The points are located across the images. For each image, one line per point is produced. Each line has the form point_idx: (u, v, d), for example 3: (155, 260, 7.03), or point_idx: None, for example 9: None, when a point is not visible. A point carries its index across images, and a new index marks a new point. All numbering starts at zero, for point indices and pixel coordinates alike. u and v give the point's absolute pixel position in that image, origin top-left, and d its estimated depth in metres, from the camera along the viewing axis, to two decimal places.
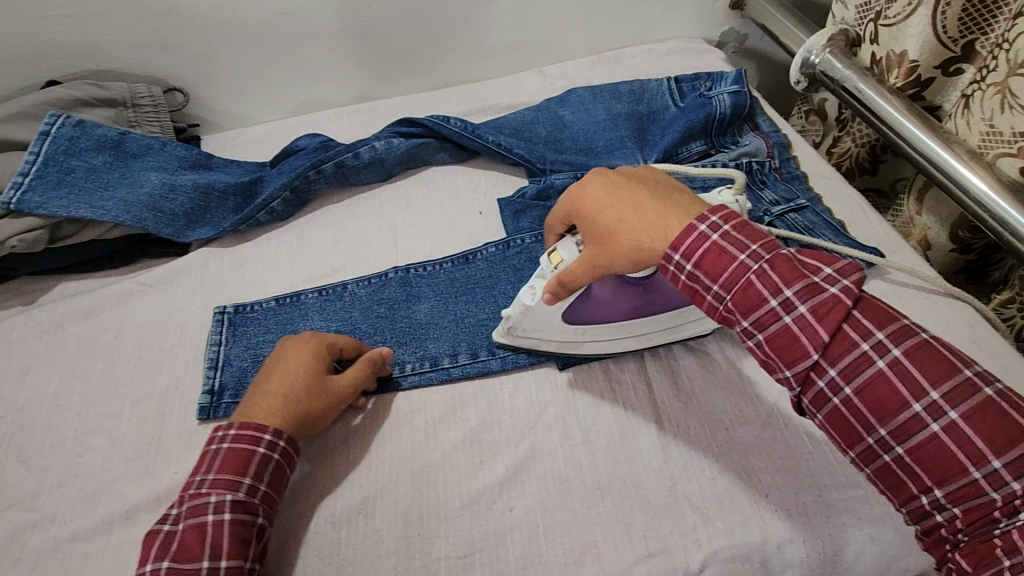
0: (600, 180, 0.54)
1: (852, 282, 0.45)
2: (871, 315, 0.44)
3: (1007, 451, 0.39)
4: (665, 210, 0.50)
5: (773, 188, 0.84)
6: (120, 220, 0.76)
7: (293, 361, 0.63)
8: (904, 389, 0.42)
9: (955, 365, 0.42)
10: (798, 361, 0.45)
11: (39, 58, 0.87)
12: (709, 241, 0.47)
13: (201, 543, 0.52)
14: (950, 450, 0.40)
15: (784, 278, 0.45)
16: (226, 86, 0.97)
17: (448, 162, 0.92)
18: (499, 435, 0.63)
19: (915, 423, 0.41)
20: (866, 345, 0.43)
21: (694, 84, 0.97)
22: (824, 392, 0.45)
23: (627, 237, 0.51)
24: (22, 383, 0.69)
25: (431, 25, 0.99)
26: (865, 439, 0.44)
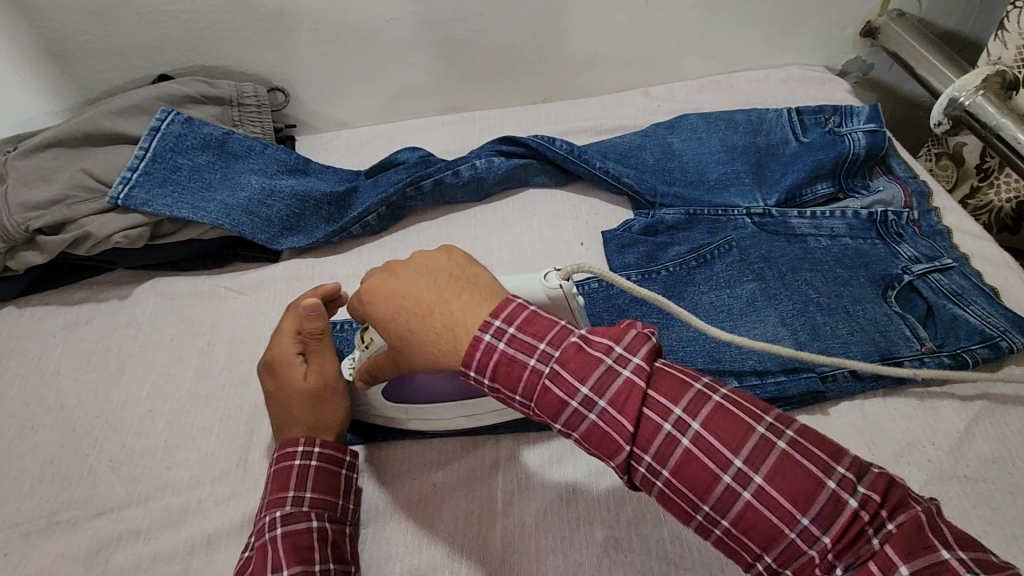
0: (392, 279, 0.49)
1: (640, 359, 0.42)
2: (666, 391, 0.42)
3: (810, 506, 0.37)
4: (453, 319, 0.46)
5: (912, 242, 0.75)
6: (218, 223, 0.75)
7: (280, 385, 0.60)
8: (710, 463, 0.40)
9: (748, 427, 0.40)
10: (615, 454, 0.42)
11: (154, 52, 0.88)
12: (496, 351, 0.43)
13: (265, 560, 0.51)
14: (764, 517, 0.38)
15: (577, 375, 0.42)
16: (326, 88, 0.96)
17: (548, 185, 0.87)
18: (597, 498, 0.58)
19: (730, 496, 0.39)
20: (667, 425, 0.41)
21: (818, 117, 0.88)
22: (646, 478, 0.41)
23: (424, 348, 0.47)
24: (116, 384, 0.68)
25: (540, 37, 0.94)
26: (694, 518, 0.41)
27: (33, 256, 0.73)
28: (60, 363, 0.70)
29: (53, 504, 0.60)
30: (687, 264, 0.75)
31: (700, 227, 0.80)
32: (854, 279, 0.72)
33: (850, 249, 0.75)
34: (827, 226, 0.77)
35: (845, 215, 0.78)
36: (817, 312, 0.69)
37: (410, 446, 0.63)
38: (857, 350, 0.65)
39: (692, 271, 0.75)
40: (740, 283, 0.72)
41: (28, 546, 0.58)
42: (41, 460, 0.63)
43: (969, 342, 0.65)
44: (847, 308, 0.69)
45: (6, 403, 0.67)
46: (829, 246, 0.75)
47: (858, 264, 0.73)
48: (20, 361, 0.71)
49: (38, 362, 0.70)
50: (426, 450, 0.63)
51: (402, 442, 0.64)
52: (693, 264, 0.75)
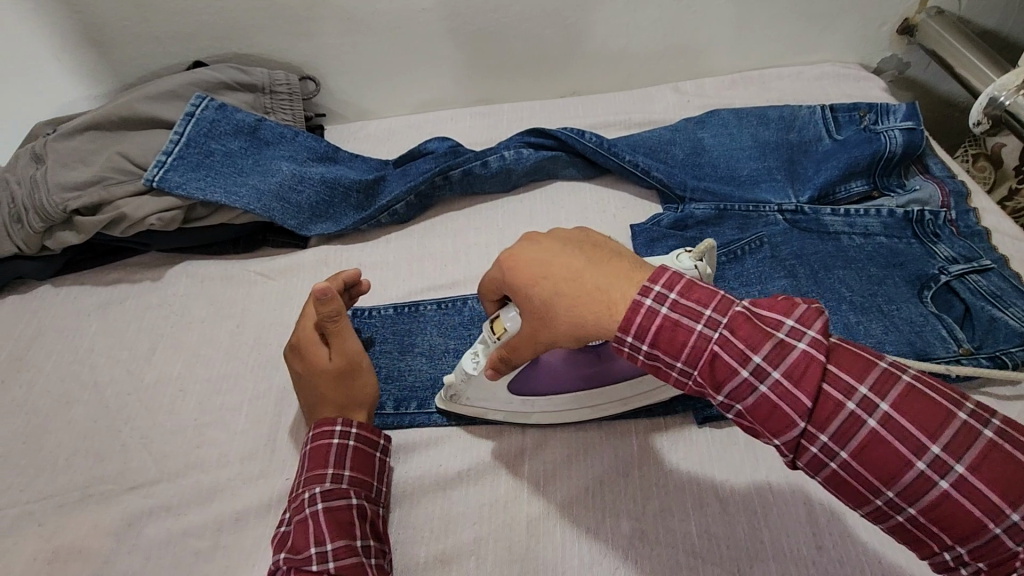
0: (533, 246, 0.49)
1: (818, 332, 0.40)
2: (849, 367, 0.40)
3: (1023, 502, 0.35)
4: (605, 280, 0.45)
5: (949, 243, 0.73)
6: (250, 208, 0.76)
7: (306, 368, 0.60)
8: (902, 446, 0.37)
9: (946, 412, 0.37)
10: (787, 430, 0.40)
11: (189, 38, 0.89)
12: (659, 316, 0.43)
13: (305, 534, 0.52)
14: (964, 507, 0.36)
15: (749, 345, 0.41)
16: (357, 78, 0.96)
17: (576, 178, 0.87)
18: (624, 490, 0.58)
19: (922, 483, 0.37)
20: (851, 403, 0.39)
21: (852, 114, 0.86)
22: (819, 458, 0.40)
23: (570, 313, 0.46)
24: (148, 362, 0.69)
25: (571, 30, 0.94)
26: (873, 502, 0.39)
27: (70, 235, 0.74)
28: (94, 341, 0.71)
29: (87, 478, 0.61)
30: (717, 259, 0.75)
31: (731, 222, 0.79)
32: (888, 278, 0.70)
33: (885, 248, 0.73)
34: (861, 224, 0.76)
35: (880, 213, 0.77)
36: (849, 311, 0.68)
37: (436, 433, 0.63)
38: (891, 350, 0.64)
39: (721, 267, 0.74)
40: (771, 280, 0.71)
41: (63, 516, 0.59)
42: (75, 434, 0.64)
43: (1006, 345, 0.64)
44: (881, 307, 0.67)
45: (41, 378, 0.68)
46: (863, 245, 0.74)
47: (892, 263, 0.72)
48: (55, 338, 0.72)
49: (73, 339, 0.72)
50: (451, 438, 0.63)
51: (426, 430, 0.64)
52: (722, 259, 0.75)
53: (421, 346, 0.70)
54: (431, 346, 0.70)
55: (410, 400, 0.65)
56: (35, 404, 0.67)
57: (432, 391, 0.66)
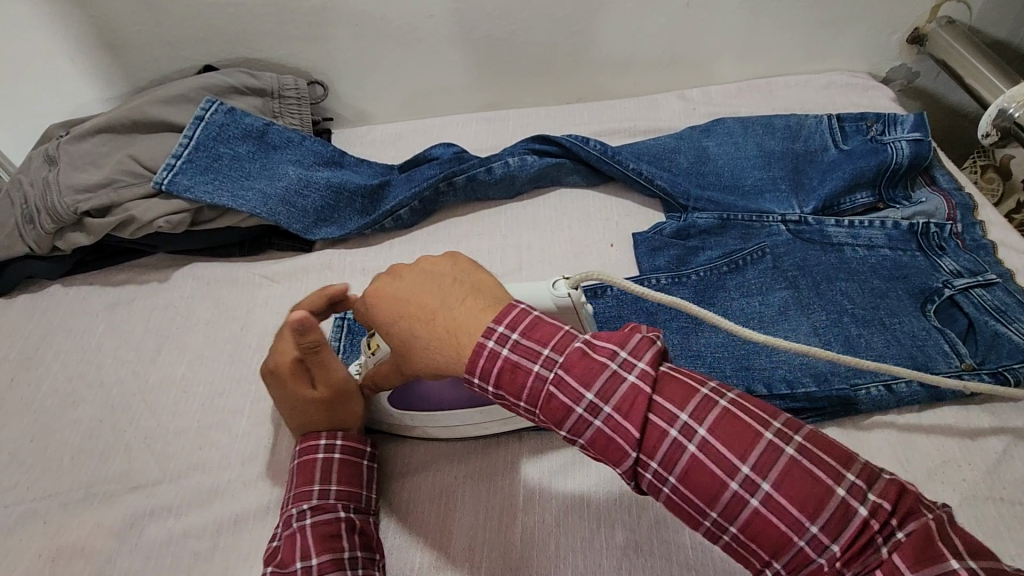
0: (396, 282, 0.50)
1: (645, 364, 0.42)
2: (671, 396, 0.42)
3: (819, 514, 0.37)
4: (458, 323, 0.46)
5: (954, 256, 0.73)
6: (256, 211, 0.77)
7: (291, 394, 0.59)
8: (717, 469, 0.39)
9: (755, 433, 0.39)
10: (621, 460, 0.42)
11: (201, 43, 0.90)
12: (500, 358, 0.44)
13: (293, 548, 0.52)
14: (772, 524, 0.38)
15: (581, 381, 0.42)
16: (364, 83, 0.97)
17: (579, 186, 0.87)
18: (619, 499, 0.58)
19: (736, 503, 0.38)
20: (673, 431, 0.41)
21: (859, 125, 0.86)
22: (653, 484, 0.41)
23: (424, 353, 0.47)
24: (153, 364, 0.70)
25: (577, 37, 0.94)
26: (702, 524, 0.40)
27: (80, 237, 0.76)
28: (101, 341, 0.73)
29: (91, 477, 0.62)
30: (718, 269, 0.75)
31: (733, 232, 0.79)
32: (891, 290, 0.70)
33: (888, 260, 0.73)
34: (865, 236, 0.76)
35: (884, 225, 0.76)
36: (850, 323, 0.67)
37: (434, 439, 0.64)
38: (892, 364, 0.64)
39: (722, 277, 0.74)
40: (772, 291, 0.71)
41: (68, 515, 0.60)
42: (81, 434, 0.65)
43: (1011, 361, 0.63)
44: (883, 320, 0.67)
45: (50, 377, 0.70)
46: (866, 257, 0.74)
47: (895, 276, 0.71)
48: (63, 339, 0.73)
49: (80, 340, 0.73)
50: (449, 445, 0.63)
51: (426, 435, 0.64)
52: (724, 269, 0.74)
53: None
54: None
55: None
56: (43, 403, 0.68)
57: None
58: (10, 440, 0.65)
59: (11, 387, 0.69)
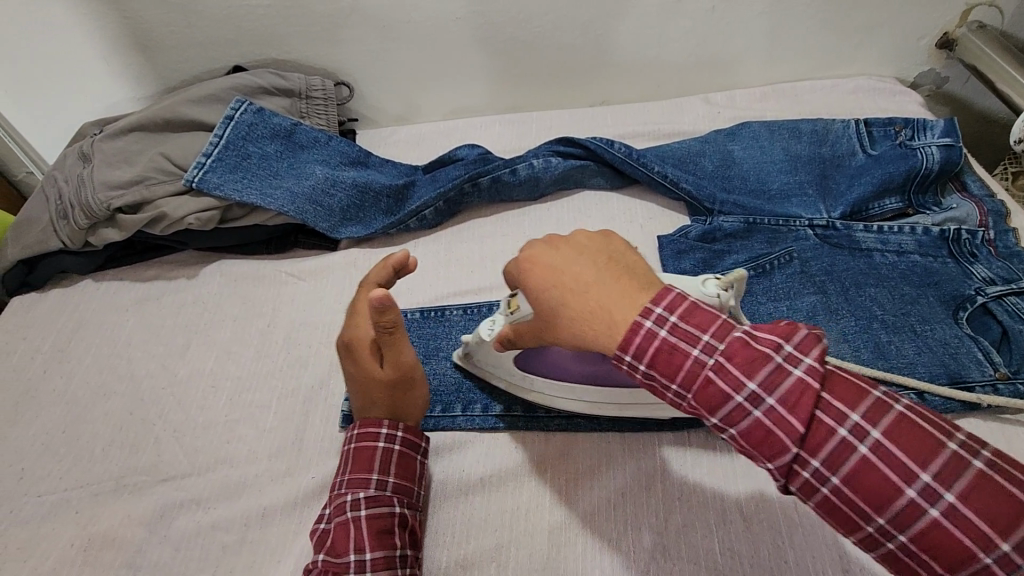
0: (552, 253, 0.49)
1: (815, 358, 0.39)
2: (842, 395, 0.39)
3: (1017, 533, 0.33)
4: (611, 298, 0.44)
5: (986, 263, 0.72)
6: (284, 210, 0.78)
7: (361, 374, 0.59)
8: (893, 474, 0.36)
9: (938, 442, 0.36)
10: (779, 455, 0.39)
11: (231, 44, 0.92)
12: (656, 338, 0.41)
13: (346, 538, 0.53)
14: (956, 540, 0.34)
15: (744, 370, 0.39)
16: (389, 84, 0.98)
17: (604, 188, 0.87)
18: (646, 500, 0.58)
19: (912, 511, 0.35)
20: (843, 430, 0.38)
21: (887, 129, 0.85)
22: (809, 484, 0.39)
23: (572, 326, 0.46)
24: (182, 358, 0.71)
25: (603, 40, 0.94)
26: (863, 530, 0.37)
27: (112, 232, 0.77)
28: (131, 335, 0.74)
29: (121, 468, 0.63)
30: (744, 273, 0.74)
31: (760, 236, 0.78)
32: (922, 297, 0.69)
33: (919, 266, 0.72)
34: (894, 241, 0.75)
35: (914, 231, 0.75)
36: (880, 329, 0.67)
37: (460, 437, 0.64)
38: (923, 371, 0.63)
39: (749, 281, 0.74)
40: (800, 296, 0.71)
41: (99, 505, 0.61)
42: (111, 425, 0.66)
43: None
44: (913, 327, 0.66)
45: (81, 369, 0.71)
46: (896, 263, 0.73)
47: (926, 282, 0.70)
48: (95, 332, 0.75)
49: (111, 334, 0.74)
50: (475, 445, 0.63)
51: (450, 432, 0.65)
52: (750, 274, 0.74)
53: (446, 350, 0.71)
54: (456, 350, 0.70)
55: (434, 404, 0.66)
56: (75, 395, 0.69)
57: (456, 394, 0.67)
58: (43, 430, 0.67)
59: (44, 378, 0.71)
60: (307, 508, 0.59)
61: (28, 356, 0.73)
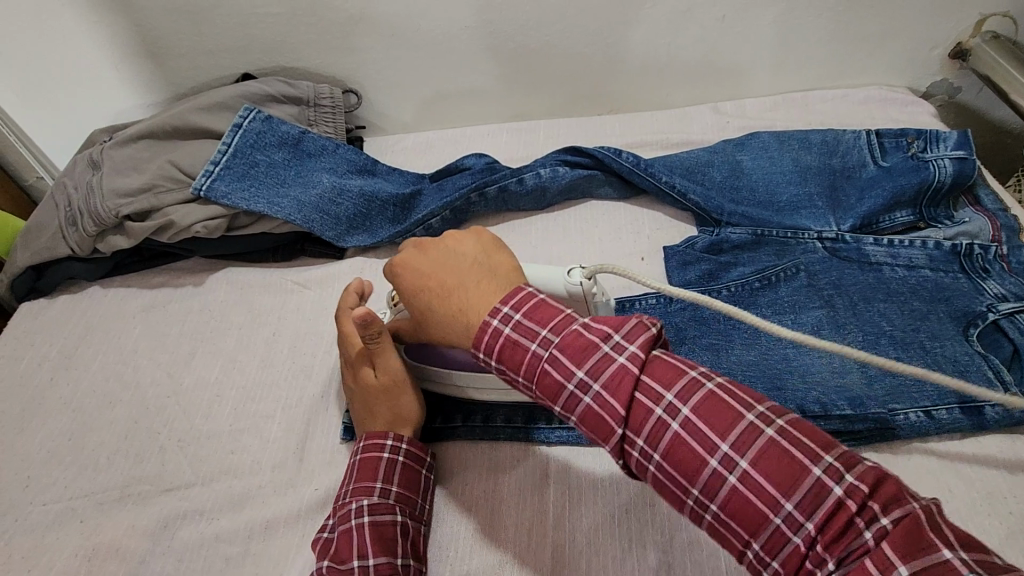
0: (420, 256, 0.56)
1: (636, 347, 0.44)
2: (660, 378, 0.44)
3: (795, 491, 0.38)
4: (472, 300, 0.51)
5: (999, 279, 0.71)
6: (290, 218, 0.78)
7: (357, 384, 0.62)
8: (698, 447, 0.41)
9: (735, 414, 0.41)
10: (610, 436, 0.44)
11: (241, 52, 0.92)
12: (503, 335, 0.47)
13: (350, 545, 0.53)
14: (749, 501, 0.39)
15: (574, 360, 0.45)
16: (397, 92, 0.98)
17: (610, 198, 0.87)
18: (651, 517, 0.57)
19: (716, 479, 0.40)
20: (658, 410, 0.42)
21: (899, 141, 0.84)
22: (640, 461, 0.43)
23: (438, 324, 0.53)
24: (188, 367, 0.71)
25: (611, 49, 0.93)
26: (685, 503, 0.41)
27: (120, 239, 0.77)
28: (138, 343, 0.74)
29: (126, 478, 0.63)
30: (751, 286, 0.74)
31: (768, 249, 0.78)
32: (932, 312, 0.68)
33: (930, 281, 0.71)
34: (905, 255, 0.74)
35: (925, 245, 0.74)
36: (890, 346, 0.66)
37: (462, 449, 0.64)
38: (933, 389, 0.62)
39: (755, 294, 0.73)
40: (807, 310, 0.70)
41: (102, 514, 0.61)
42: (116, 434, 0.66)
43: None
44: (924, 344, 0.65)
45: (88, 377, 0.71)
46: (906, 277, 0.72)
47: (938, 298, 0.69)
48: (102, 339, 0.75)
49: (118, 341, 0.75)
50: (478, 458, 0.63)
51: (452, 445, 0.65)
52: (757, 286, 0.74)
53: None
54: None
55: (437, 415, 0.66)
56: (81, 403, 0.69)
57: (458, 406, 0.67)
58: (49, 438, 0.67)
59: (51, 385, 0.71)
60: (310, 521, 0.59)
61: (36, 364, 0.73)
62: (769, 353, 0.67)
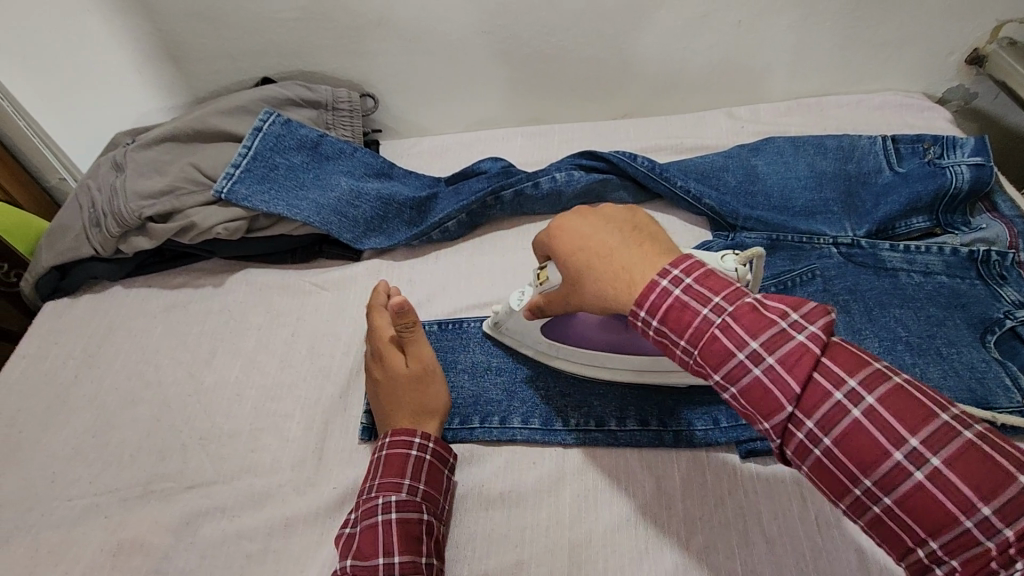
0: (580, 220, 0.54)
1: (818, 328, 0.42)
2: (842, 363, 0.41)
3: (996, 496, 0.34)
4: (635, 260, 0.49)
5: (1016, 286, 0.71)
6: (310, 220, 0.79)
7: (385, 375, 0.63)
8: (881, 436, 0.38)
9: (929, 411, 0.38)
10: (775, 414, 0.42)
11: (260, 56, 0.93)
12: (671, 296, 0.46)
13: (375, 542, 0.53)
14: (936, 500, 0.36)
15: (749, 331, 0.43)
16: (413, 96, 0.99)
17: (626, 202, 0.88)
18: (668, 519, 0.58)
19: (898, 472, 0.37)
20: (839, 394, 0.40)
21: (915, 147, 0.84)
22: (804, 445, 0.41)
23: (593, 287, 0.51)
24: (208, 366, 0.72)
25: (628, 54, 0.94)
26: (851, 492, 0.39)
27: (142, 240, 0.79)
28: (159, 342, 0.75)
29: (148, 475, 0.64)
30: (765, 290, 0.74)
31: (783, 253, 0.78)
32: (948, 319, 0.68)
33: (946, 287, 0.71)
34: (921, 261, 0.74)
35: (942, 251, 0.74)
36: (905, 351, 0.66)
37: (478, 450, 0.65)
38: (949, 395, 0.63)
39: None
40: None
41: (126, 511, 0.62)
42: (139, 431, 0.67)
43: None
44: (940, 349, 0.66)
45: (111, 374, 0.73)
46: (922, 283, 0.72)
47: (954, 304, 0.69)
48: (124, 337, 0.76)
49: (139, 341, 0.76)
50: (494, 459, 0.64)
51: (468, 445, 0.65)
52: (772, 291, 0.74)
53: (462, 363, 0.70)
54: (474, 363, 0.70)
55: (452, 416, 0.66)
56: (104, 400, 0.71)
57: (474, 407, 0.66)
58: (73, 434, 0.68)
59: (75, 383, 0.72)
60: (329, 519, 0.60)
61: (60, 361, 0.75)
62: None
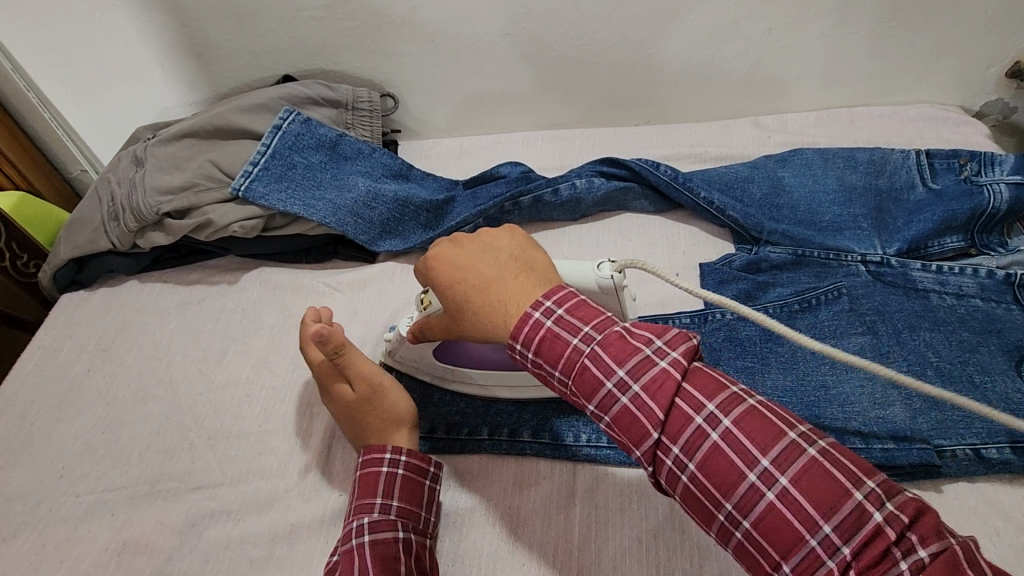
0: (456, 251, 0.54)
1: (679, 353, 0.43)
2: (701, 387, 0.42)
3: (834, 515, 0.37)
4: (510, 292, 0.49)
5: None
6: (325, 221, 0.78)
7: (341, 406, 0.62)
8: (738, 461, 0.40)
9: (779, 432, 0.40)
10: (642, 441, 0.43)
11: (283, 53, 0.93)
12: (543, 328, 0.46)
13: (350, 566, 0.52)
14: (788, 520, 0.38)
15: (616, 358, 0.44)
16: (433, 98, 0.98)
17: (646, 211, 0.86)
18: (680, 543, 0.56)
19: (753, 495, 0.39)
20: (698, 419, 0.41)
21: (950, 162, 0.80)
22: (671, 471, 0.42)
23: (475, 319, 0.51)
24: (220, 364, 0.72)
25: (652, 59, 0.92)
26: (715, 517, 0.40)
27: (160, 236, 0.79)
28: (172, 339, 0.75)
29: (156, 473, 0.64)
30: (789, 308, 0.71)
31: (807, 270, 0.75)
32: (982, 345, 0.65)
33: (980, 312, 0.68)
34: (954, 283, 0.71)
35: (977, 273, 0.71)
36: (936, 378, 0.63)
37: (485, 462, 0.63)
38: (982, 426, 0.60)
39: (793, 316, 0.71)
40: (846, 336, 0.68)
41: (132, 509, 0.62)
42: (149, 429, 0.67)
43: None
44: (972, 378, 0.63)
45: (123, 370, 0.73)
46: (955, 306, 0.69)
47: (989, 329, 0.66)
48: (137, 333, 0.76)
49: (152, 337, 0.76)
50: (503, 472, 0.62)
51: (478, 457, 0.64)
52: (795, 308, 0.71)
53: None
54: None
55: (463, 426, 0.65)
56: (116, 396, 0.71)
57: (484, 418, 0.65)
58: (84, 430, 0.68)
59: (88, 377, 0.72)
60: (333, 528, 0.59)
61: (73, 355, 0.75)
62: (806, 377, 0.65)
